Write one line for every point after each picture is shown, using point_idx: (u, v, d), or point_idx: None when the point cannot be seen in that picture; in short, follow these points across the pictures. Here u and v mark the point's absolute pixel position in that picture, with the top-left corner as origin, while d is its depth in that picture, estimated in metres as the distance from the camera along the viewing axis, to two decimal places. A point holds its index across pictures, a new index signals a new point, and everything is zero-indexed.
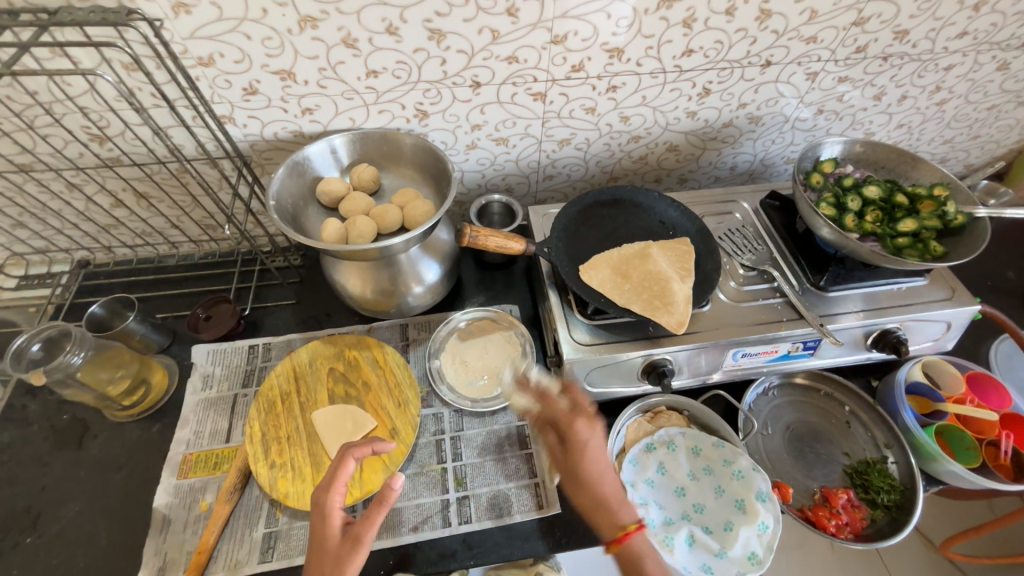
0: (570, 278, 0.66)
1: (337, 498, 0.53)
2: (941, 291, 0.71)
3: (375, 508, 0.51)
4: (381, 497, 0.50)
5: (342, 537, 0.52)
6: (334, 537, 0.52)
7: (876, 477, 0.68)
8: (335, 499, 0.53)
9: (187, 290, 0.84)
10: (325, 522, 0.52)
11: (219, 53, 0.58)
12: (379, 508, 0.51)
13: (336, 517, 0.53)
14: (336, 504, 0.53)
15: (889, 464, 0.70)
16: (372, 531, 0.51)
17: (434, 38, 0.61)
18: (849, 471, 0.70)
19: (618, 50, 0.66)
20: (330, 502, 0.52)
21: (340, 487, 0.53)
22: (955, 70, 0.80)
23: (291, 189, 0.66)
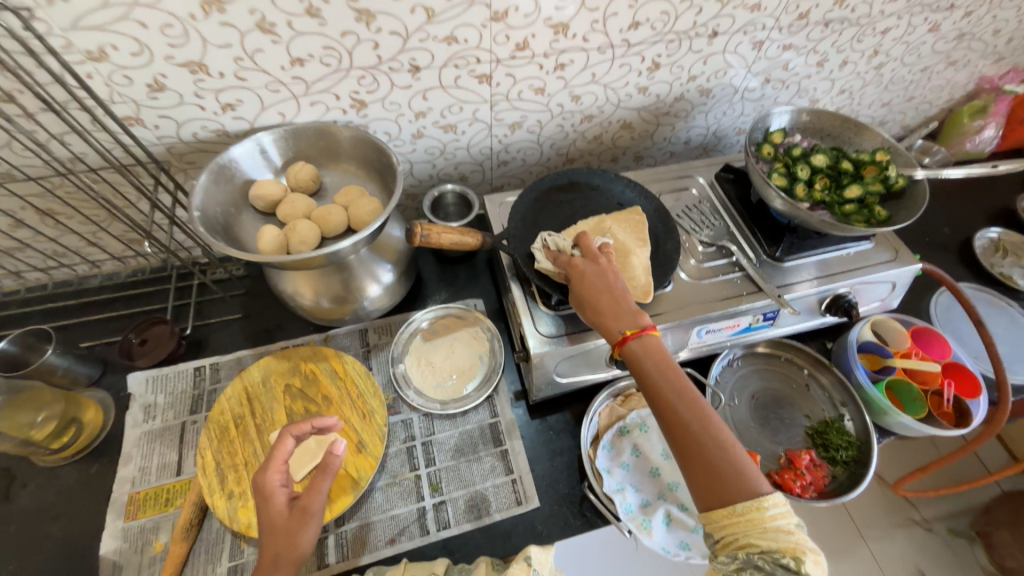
0: (531, 270, 0.64)
1: (275, 477, 0.51)
2: (886, 253, 0.74)
3: (319, 478, 0.51)
4: (324, 464, 0.51)
5: (288, 513, 0.50)
6: (280, 518, 0.49)
7: (834, 435, 0.70)
8: (275, 479, 0.51)
9: (116, 313, 0.76)
10: (269, 505, 0.50)
11: (111, 46, 0.51)
12: (324, 476, 0.51)
13: (279, 497, 0.50)
14: (275, 483, 0.50)
15: (846, 421, 0.73)
16: (319, 501, 0.50)
17: (362, 20, 0.55)
18: (810, 432, 0.73)
19: (562, 25, 0.63)
20: (270, 481, 0.50)
21: (279, 465, 0.51)
22: (891, 33, 0.81)
23: (219, 197, 0.60)
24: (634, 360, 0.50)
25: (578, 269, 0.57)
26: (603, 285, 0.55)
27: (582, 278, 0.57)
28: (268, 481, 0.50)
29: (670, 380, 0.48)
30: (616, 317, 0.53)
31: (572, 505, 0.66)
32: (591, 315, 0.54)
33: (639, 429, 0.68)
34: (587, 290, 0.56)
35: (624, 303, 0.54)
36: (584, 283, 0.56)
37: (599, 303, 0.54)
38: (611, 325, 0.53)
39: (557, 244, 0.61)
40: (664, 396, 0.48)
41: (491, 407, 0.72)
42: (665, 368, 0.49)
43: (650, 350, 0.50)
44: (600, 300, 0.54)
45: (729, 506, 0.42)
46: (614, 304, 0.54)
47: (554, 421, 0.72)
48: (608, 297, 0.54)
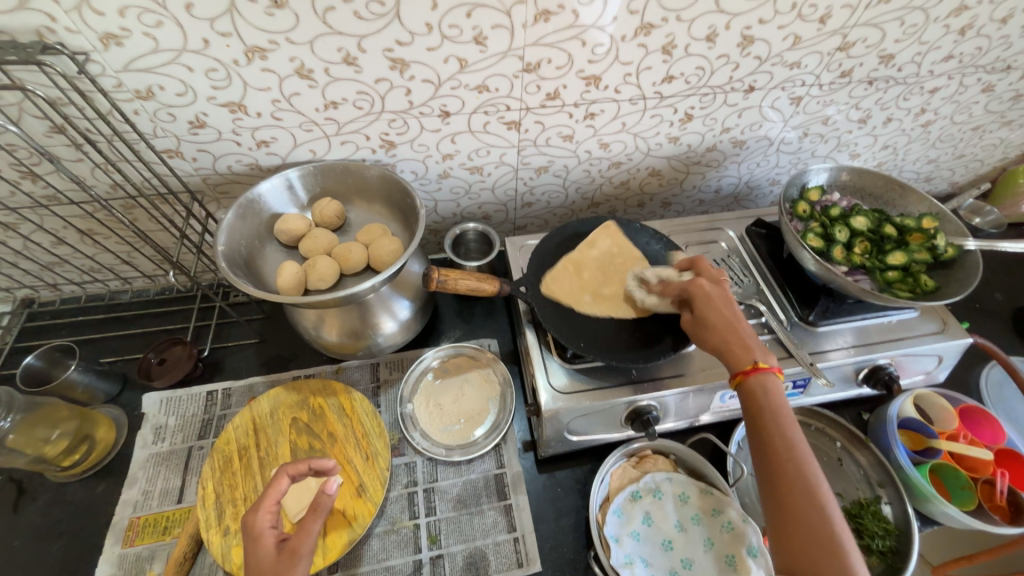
0: (549, 319, 0.62)
1: (264, 516, 0.48)
2: (932, 323, 0.69)
3: (309, 518, 0.49)
4: (314, 503, 0.49)
5: (276, 554, 0.47)
6: (266, 560, 0.46)
7: (870, 520, 0.64)
8: (264, 519, 0.48)
9: (140, 330, 0.78)
10: (256, 547, 0.47)
11: (159, 86, 0.53)
12: (314, 516, 0.49)
13: (267, 538, 0.48)
14: (264, 524, 0.48)
15: (883, 505, 0.66)
16: (308, 543, 0.48)
17: (396, 68, 0.56)
18: (842, 514, 0.67)
19: (594, 77, 0.63)
20: (258, 522, 0.48)
21: (268, 504, 0.49)
22: (940, 92, 0.78)
23: (245, 231, 0.61)
24: (752, 395, 0.48)
25: (704, 288, 0.55)
26: (724, 311, 0.53)
27: (701, 299, 0.55)
28: (257, 523, 0.48)
29: (788, 426, 0.45)
30: (742, 346, 0.50)
31: (576, 571, 0.62)
32: (711, 338, 0.52)
33: (652, 495, 0.64)
34: (703, 315, 0.54)
35: (751, 336, 0.51)
36: (705, 301, 0.54)
37: (720, 331, 0.52)
38: (739, 352, 0.50)
39: (660, 278, 0.61)
40: (774, 440, 0.45)
41: (498, 457, 0.69)
42: (780, 414, 0.46)
43: (772, 391, 0.48)
44: (719, 328, 0.52)
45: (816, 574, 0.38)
46: (734, 333, 0.51)
47: (563, 477, 0.69)
48: (723, 325, 0.52)
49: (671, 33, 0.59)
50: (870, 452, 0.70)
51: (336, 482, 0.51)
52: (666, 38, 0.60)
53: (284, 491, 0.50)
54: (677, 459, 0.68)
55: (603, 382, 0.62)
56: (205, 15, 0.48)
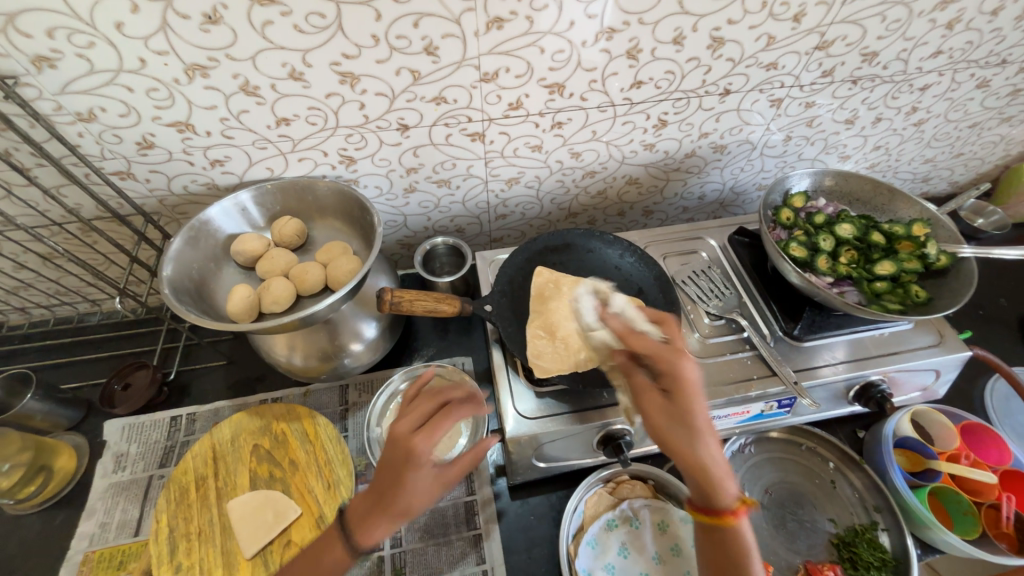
0: (515, 340, 0.59)
1: (427, 449, 0.46)
2: (927, 335, 0.64)
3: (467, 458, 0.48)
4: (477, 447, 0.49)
5: (434, 479, 0.46)
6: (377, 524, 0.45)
7: (865, 549, 0.60)
8: (428, 447, 0.46)
9: (108, 353, 0.77)
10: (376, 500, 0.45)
11: (100, 107, 0.52)
12: (472, 455, 0.48)
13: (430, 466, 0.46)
14: (427, 451, 0.46)
15: (881, 532, 0.62)
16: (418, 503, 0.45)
17: (346, 82, 0.54)
18: (835, 542, 0.62)
19: (558, 85, 0.60)
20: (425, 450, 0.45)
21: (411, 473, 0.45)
22: (932, 90, 0.74)
23: (196, 255, 0.59)
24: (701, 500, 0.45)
25: (657, 401, 0.47)
26: (671, 407, 0.46)
27: (646, 390, 0.48)
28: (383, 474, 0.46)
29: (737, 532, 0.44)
30: (683, 450, 0.45)
31: None
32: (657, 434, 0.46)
33: (629, 524, 0.60)
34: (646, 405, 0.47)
35: (702, 434, 0.45)
36: (649, 395, 0.47)
37: (684, 450, 0.45)
38: (703, 480, 0.44)
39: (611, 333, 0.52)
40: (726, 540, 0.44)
41: (468, 483, 0.66)
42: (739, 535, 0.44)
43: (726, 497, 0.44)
44: (664, 426, 0.46)
45: None
46: (676, 432, 0.45)
47: (536, 504, 0.65)
48: (666, 424, 0.46)
49: (635, 37, 0.56)
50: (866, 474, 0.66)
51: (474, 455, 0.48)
52: (630, 42, 0.57)
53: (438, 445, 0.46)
54: (655, 484, 0.65)
55: (573, 406, 0.58)
56: (137, 33, 0.46)
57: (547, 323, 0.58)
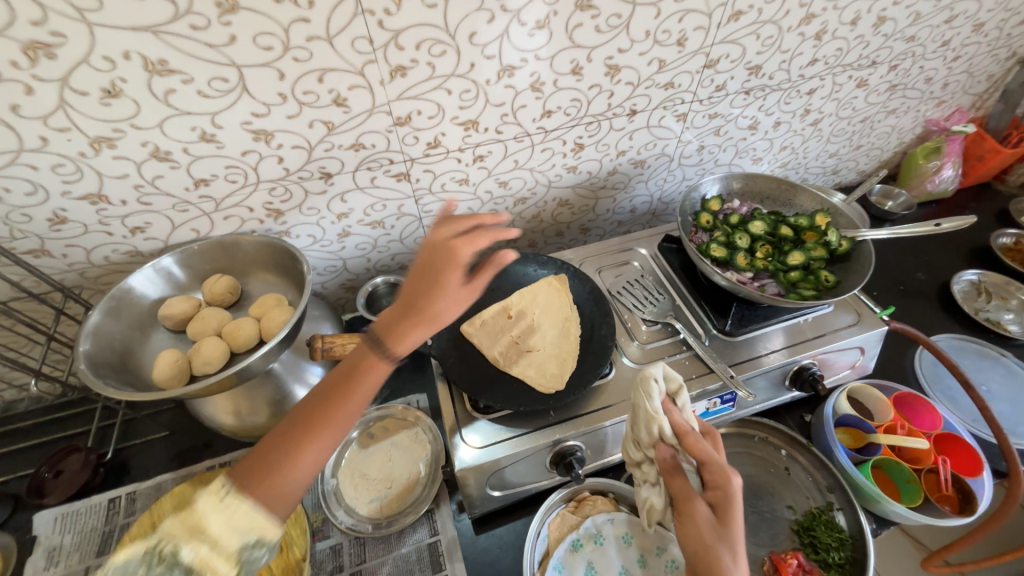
0: (457, 371, 0.60)
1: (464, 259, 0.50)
2: (846, 315, 0.69)
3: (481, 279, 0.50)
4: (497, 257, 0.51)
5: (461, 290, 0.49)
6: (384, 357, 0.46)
7: (822, 532, 0.62)
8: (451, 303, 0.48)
9: (39, 440, 0.72)
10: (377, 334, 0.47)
11: (4, 189, 0.51)
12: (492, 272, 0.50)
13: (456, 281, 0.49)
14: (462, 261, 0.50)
15: (836, 513, 0.64)
16: (413, 338, 0.47)
17: (261, 139, 0.55)
18: (796, 529, 0.64)
19: (471, 122, 0.63)
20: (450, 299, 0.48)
21: (419, 300, 0.48)
22: (818, 92, 0.81)
23: (119, 326, 0.58)
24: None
25: (680, 488, 0.46)
26: (711, 518, 0.43)
27: (688, 494, 0.45)
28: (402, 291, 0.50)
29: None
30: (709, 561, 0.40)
31: None
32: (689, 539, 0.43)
33: (593, 542, 0.60)
34: (687, 509, 0.44)
35: (733, 551, 0.40)
36: (692, 503, 0.44)
37: (696, 547, 0.42)
38: None
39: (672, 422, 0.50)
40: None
41: (431, 523, 0.65)
42: None
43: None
44: (699, 536, 0.42)
45: None
46: (710, 546, 0.41)
47: (502, 535, 0.64)
48: (702, 539, 0.42)
49: (535, 72, 0.60)
50: (815, 457, 0.68)
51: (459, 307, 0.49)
52: (532, 77, 0.61)
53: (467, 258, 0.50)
54: (616, 496, 0.65)
55: (522, 429, 0.58)
56: (35, 113, 0.46)
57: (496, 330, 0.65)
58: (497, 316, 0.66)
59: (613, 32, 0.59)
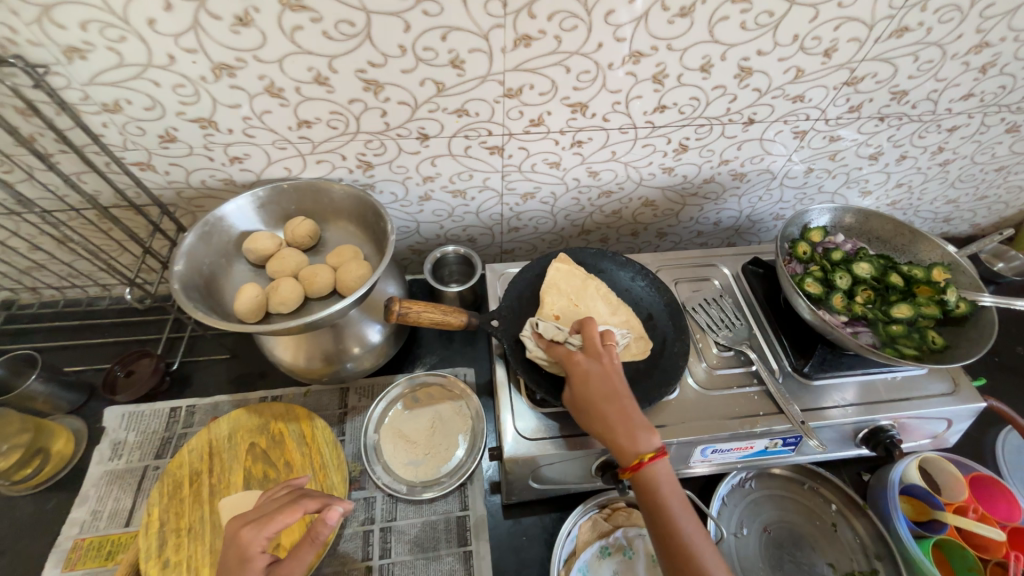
0: (518, 357, 0.58)
1: (264, 533, 0.45)
2: (941, 382, 0.63)
3: (305, 547, 0.45)
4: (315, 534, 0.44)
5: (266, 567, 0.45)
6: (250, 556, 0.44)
7: None
8: (259, 540, 0.45)
9: (114, 339, 0.77)
10: (241, 570, 0.44)
11: (126, 100, 0.52)
12: (310, 546, 0.44)
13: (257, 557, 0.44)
14: (257, 544, 0.45)
15: None
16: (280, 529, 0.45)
17: (370, 90, 0.54)
18: None
19: (581, 105, 0.60)
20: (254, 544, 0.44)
21: (271, 524, 0.45)
22: (960, 131, 0.73)
23: (209, 250, 0.59)
24: (646, 493, 0.45)
25: (581, 366, 0.51)
26: (608, 389, 0.49)
27: (580, 372, 0.50)
28: (268, 504, 0.49)
29: (684, 522, 0.43)
30: (626, 434, 0.46)
31: None
32: (597, 424, 0.48)
33: (622, 553, 0.60)
34: (584, 398, 0.49)
35: (636, 416, 0.47)
36: (584, 378, 0.50)
37: (602, 410, 0.48)
38: (624, 445, 0.46)
39: (549, 331, 0.55)
40: (676, 530, 0.43)
41: (462, 497, 0.65)
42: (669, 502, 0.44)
43: (663, 481, 0.45)
44: (605, 417, 0.48)
45: None
46: (619, 420, 0.47)
47: (529, 525, 0.64)
48: (604, 404, 0.48)
49: (662, 62, 0.56)
50: (867, 519, 0.64)
51: (339, 511, 0.45)
52: (657, 67, 0.56)
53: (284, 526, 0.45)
54: None
55: (574, 429, 0.57)
56: (168, 31, 0.46)
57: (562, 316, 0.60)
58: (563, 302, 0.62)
59: (760, 31, 0.53)
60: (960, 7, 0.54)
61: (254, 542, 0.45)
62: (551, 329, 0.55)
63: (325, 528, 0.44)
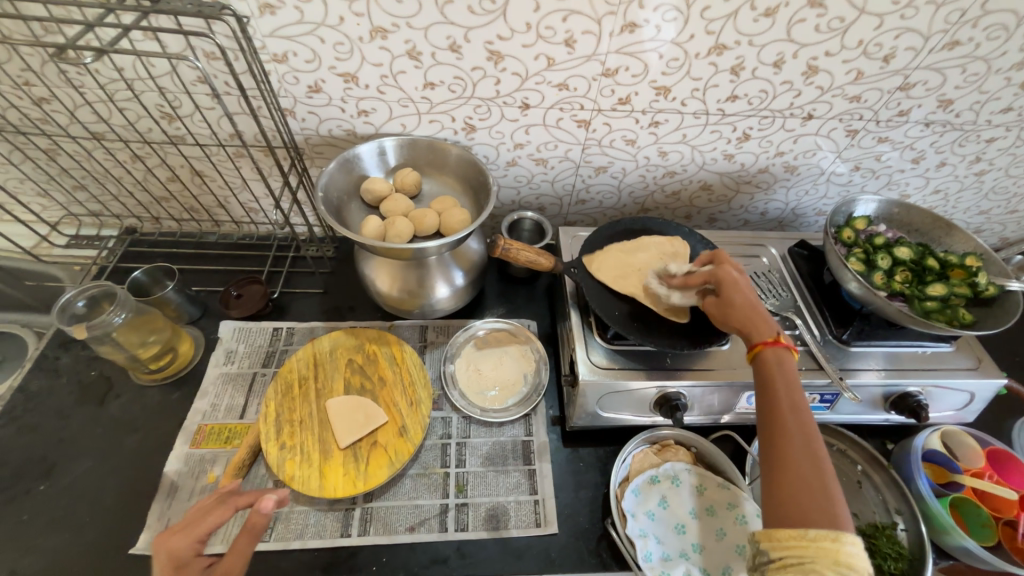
0: (595, 299, 0.67)
1: (199, 534, 0.46)
2: (967, 360, 0.70)
3: (244, 538, 0.46)
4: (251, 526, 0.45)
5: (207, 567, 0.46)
6: (188, 560, 0.45)
7: (884, 542, 0.64)
8: (189, 544, 0.46)
9: (224, 267, 0.88)
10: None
11: (293, 52, 0.63)
12: (249, 537, 0.46)
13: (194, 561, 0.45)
14: (189, 548, 0.45)
15: (899, 531, 0.67)
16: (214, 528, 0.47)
17: (492, 59, 0.64)
18: (856, 532, 0.67)
19: (665, 88, 0.69)
20: (184, 550, 0.45)
21: (201, 528, 0.46)
22: (997, 143, 0.80)
23: (338, 185, 0.69)
24: (770, 369, 0.52)
25: (728, 274, 0.59)
26: (749, 295, 0.57)
27: (727, 280, 0.58)
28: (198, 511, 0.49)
29: (798, 398, 0.49)
30: (759, 324, 0.54)
31: (589, 541, 0.65)
32: (741, 318, 0.56)
33: (670, 481, 0.67)
34: (729, 297, 0.57)
35: (767, 317, 0.56)
36: (728, 285, 0.58)
37: (748, 308, 0.56)
38: (763, 329, 0.54)
39: (680, 271, 0.64)
40: (779, 400, 0.50)
41: (527, 425, 0.74)
42: (792, 382, 0.51)
43: (786, 366, 0.52)
44: (745, 310, 0.55)
45: (812, 471, 0.44)
46: (757, 314, 0.55)
47: (585, 453, 0.73)
48: (751, 304, 0.56)
49: (741, 55, 0.65)
50: (890, 478, 0.71)
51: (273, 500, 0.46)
52: (736, 59, 0.65)
53: (218, 524, 0.47)
54: (697, 452, 0.71)
55: (638, 363, 0.66)
56: None
57: (627, 268, 0.69)
58: (632, 255, 0.70)
59: (830, 35, 0.62)
60: (1006, 27, 0.62)
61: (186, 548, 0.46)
62: (674, 269, 0.65)
63: (260, 517, 0.46)
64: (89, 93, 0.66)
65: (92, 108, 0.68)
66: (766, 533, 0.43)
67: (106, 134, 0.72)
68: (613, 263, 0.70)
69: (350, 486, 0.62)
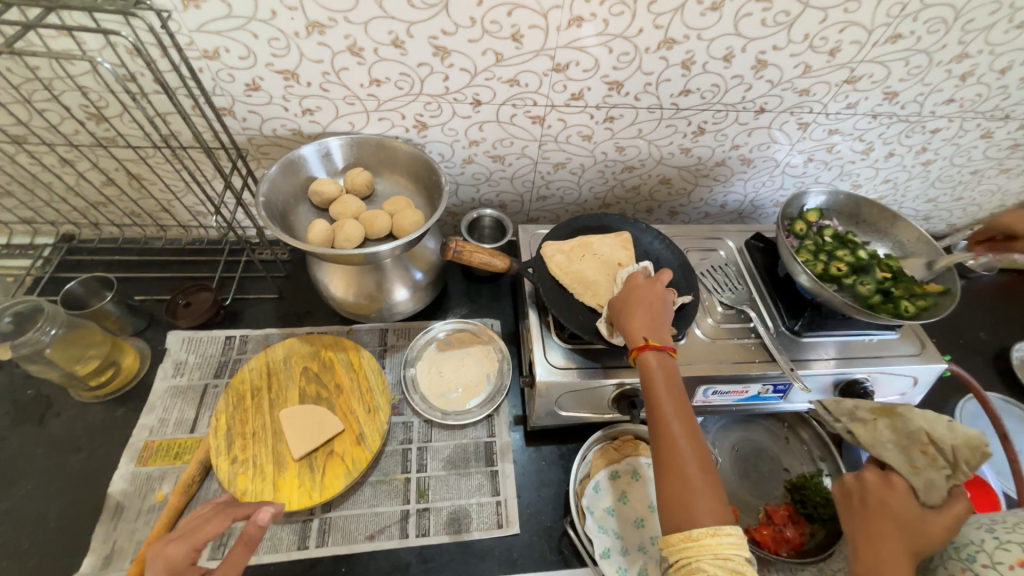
0: (552, 299, 0.67)
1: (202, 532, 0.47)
2: (911, 346, 0.73)
3: (239, 550, 0.46)
4: (248, 533, 0.47)
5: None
6: (178, 560, 0.45)
7: (813, 490, 0.67)
8: (180, 550, 0.46)
9: (171, 274, 0.84)
10: None
11: (225, 49, 0.59)
12: (243, 549, 0.46)
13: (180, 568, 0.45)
14: (179, 553, 0.45)
15: (824, 477, 0.71)
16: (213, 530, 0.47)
17: (438, 55, 0.62)
18: (789, 485, 0.70)
19: (617, 83, 0.68)
20: (174, 552, 0.45)
21: (202, 532, 0.47)
22: (941, 133, 0.82)
23: (282, 188, 0.67)
24: (646, 371, 0.54)
25: (636, 285, 0.62)
26: (650, 312, 0.59)
27: (638, 289, 0.61)
28: (196, 518, 0.50)
29: (674, 401, 0.52)
30: (644, 330, 0.57)
31: (552, 539, 0.66)
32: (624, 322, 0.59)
33: (630, 476, 0.67)
34: (630, 301, 0.60)
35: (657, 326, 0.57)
36: (634, 293, 0.61)
37: (635, 319, 0.58)
38: (635, 333, 0.57)
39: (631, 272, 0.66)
40: (662, 405, 0.52)
41: (490, 426, 0.74)
42: (670, 382, 0.53)
43: (659, 363, 0.54)
44: (634, 313, 0.59)
45: (684, 479, 0.46)
46: (649, 323, 0.58)
47: (547, 452, 0.73)
48: (639, 315, 0.58)
49: (691, 50, 0.64)
50: (811, 427, 0.75)
51: (270, 511, 0.48)
52: (686, 54, 0.65)
53: (212, 531, 0.47)
54: None
55: (593, 362, 0.66)
56: None
57: (581, 272, 0.68)
58: (571, 256, 0.70)
59: (776, 29, 0.62)
60: (945, 20, 0.63)
61: (179, 554, 0.46)
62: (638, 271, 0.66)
63: (257, 526, 0.47)
64: (2, 93, 0.61)
65: (7, 110, 0.63)
66: (663, 537, 0.46)
67: (28, 137, 0.68)
68: (568, 268, 0.69)
69: (305, 498, 0.61)
